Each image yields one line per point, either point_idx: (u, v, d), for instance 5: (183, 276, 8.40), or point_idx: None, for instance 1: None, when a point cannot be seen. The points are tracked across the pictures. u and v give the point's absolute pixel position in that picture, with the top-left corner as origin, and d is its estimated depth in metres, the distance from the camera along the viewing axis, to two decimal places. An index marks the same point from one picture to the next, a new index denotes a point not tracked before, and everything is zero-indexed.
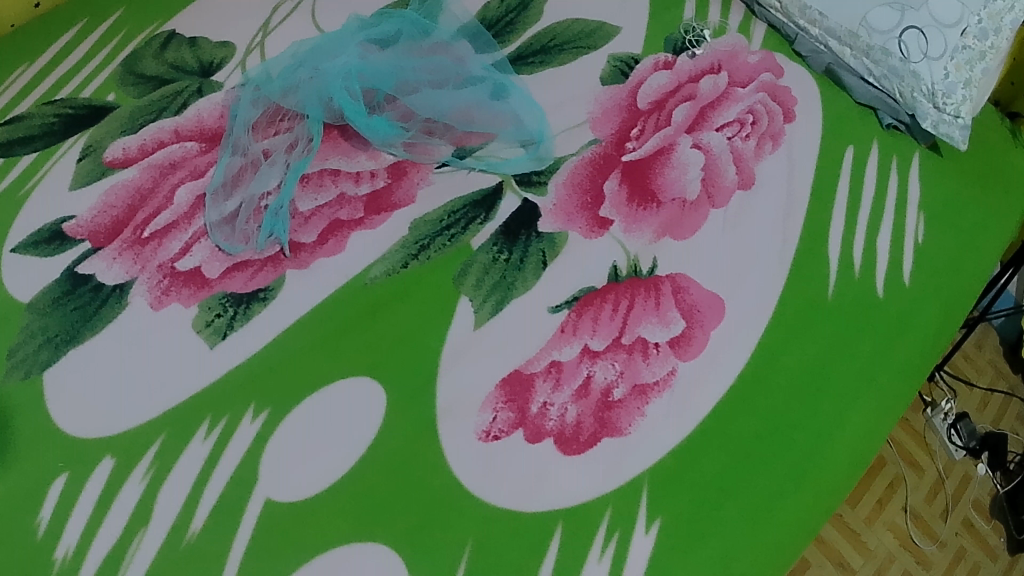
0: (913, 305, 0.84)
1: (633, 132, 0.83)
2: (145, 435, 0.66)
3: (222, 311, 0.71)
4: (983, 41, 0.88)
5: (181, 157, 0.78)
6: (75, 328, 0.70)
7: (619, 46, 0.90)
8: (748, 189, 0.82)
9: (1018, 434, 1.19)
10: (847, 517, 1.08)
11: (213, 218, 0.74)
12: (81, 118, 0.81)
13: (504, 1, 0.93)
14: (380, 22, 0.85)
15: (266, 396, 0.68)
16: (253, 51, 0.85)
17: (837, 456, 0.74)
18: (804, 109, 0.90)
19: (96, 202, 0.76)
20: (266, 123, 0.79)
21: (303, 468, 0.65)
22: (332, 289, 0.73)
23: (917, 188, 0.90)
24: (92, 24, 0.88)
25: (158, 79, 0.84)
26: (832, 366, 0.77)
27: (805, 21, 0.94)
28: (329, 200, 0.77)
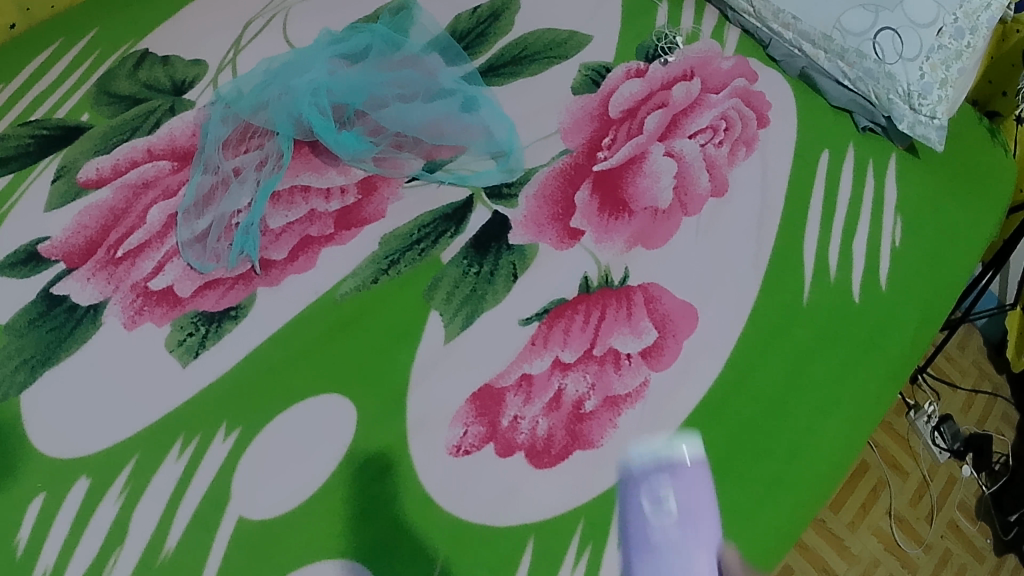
0: (890, 308, 0.83)
1: (605, 141, 0.83)
2: (120, 454, 0.66)
3: (194, 330, 0.71)
4: (960, 40, 0.87)
5: (153, 176, 0.78)
6: (50, 349, 0.70)
7: (591, 55, 0.90)
8: (721, 196, 0.82)
9: (1002, 435, 1.20)
10: (831, 523, 1.08)
11: (185, 236, 0.75)
12: (56, 139, 0.81)
13: (475, 12, 0.93)
14: (350, 37, 0.86)
15: (237, 414, 0.68)
16: (225, 69, 0.86)
17: (816, 462, 0.74)
18: (778, 114, 0.90)
19: (70, 223, 0.76)
20: (237, 140, 0.79)
21: (276, 486, 0.66)
22: (303, 306, 0.73)
23: (894, 190, 0.90)
24: (66, 43, 0.89)
25: (131, 98, 0.84)
26: (808, 373, 0.77)
27: (779, 25, 0.94)
28: (300, 216, 0.77)
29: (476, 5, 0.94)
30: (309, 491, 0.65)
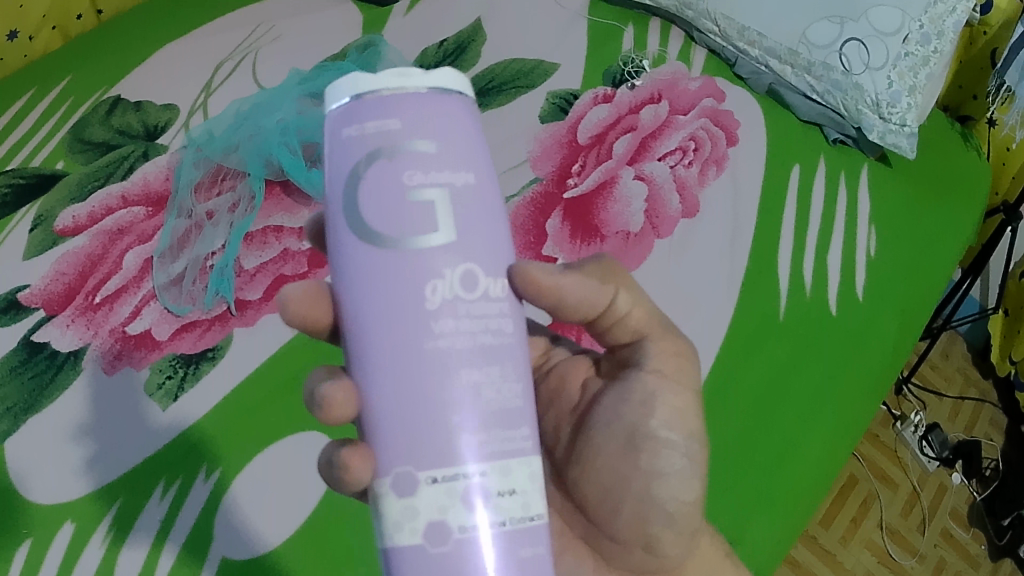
0: (868, 320, 0.84)
1: (574, 167, 0.84)
2: (102, 498, 0.65)
3: (172, 372, 0.71)
4: (926, 47, 0.90)
5: (128, 222, 0.79)
6: (32, 397, 0.69)
7: (558, 83, 0.92)
8: (693, 217, 0.83)
9: (992, 440, 1.21)
10: (821, 538, 1.07)
11: (161, 280, 0.75)
12: (33, 188, 0.82)
13: (441, 46, 0.95)
14: (319, 75, 0.86)
15: (217, 456, 0.68)
16: (197, 112, 0.87)
17: (804, 472, 0.75)
18: (747, 132, 0.91)
19: (48, 271, 0.76)
20: (210, 183, 0.81)
21: (254, 529, 0.65)
22: (278, 346, 0.74)
23: (867, 202, 0.91)
24: (38, 93, 0.90)
25: (105, 145, 0.85)
26: (790, 380, 0.77)
27: (744, 42, 0.95)
28: (273, 256, 0.78)
29: (442, 38, 0.96)
30: (287, 532, 0.65)
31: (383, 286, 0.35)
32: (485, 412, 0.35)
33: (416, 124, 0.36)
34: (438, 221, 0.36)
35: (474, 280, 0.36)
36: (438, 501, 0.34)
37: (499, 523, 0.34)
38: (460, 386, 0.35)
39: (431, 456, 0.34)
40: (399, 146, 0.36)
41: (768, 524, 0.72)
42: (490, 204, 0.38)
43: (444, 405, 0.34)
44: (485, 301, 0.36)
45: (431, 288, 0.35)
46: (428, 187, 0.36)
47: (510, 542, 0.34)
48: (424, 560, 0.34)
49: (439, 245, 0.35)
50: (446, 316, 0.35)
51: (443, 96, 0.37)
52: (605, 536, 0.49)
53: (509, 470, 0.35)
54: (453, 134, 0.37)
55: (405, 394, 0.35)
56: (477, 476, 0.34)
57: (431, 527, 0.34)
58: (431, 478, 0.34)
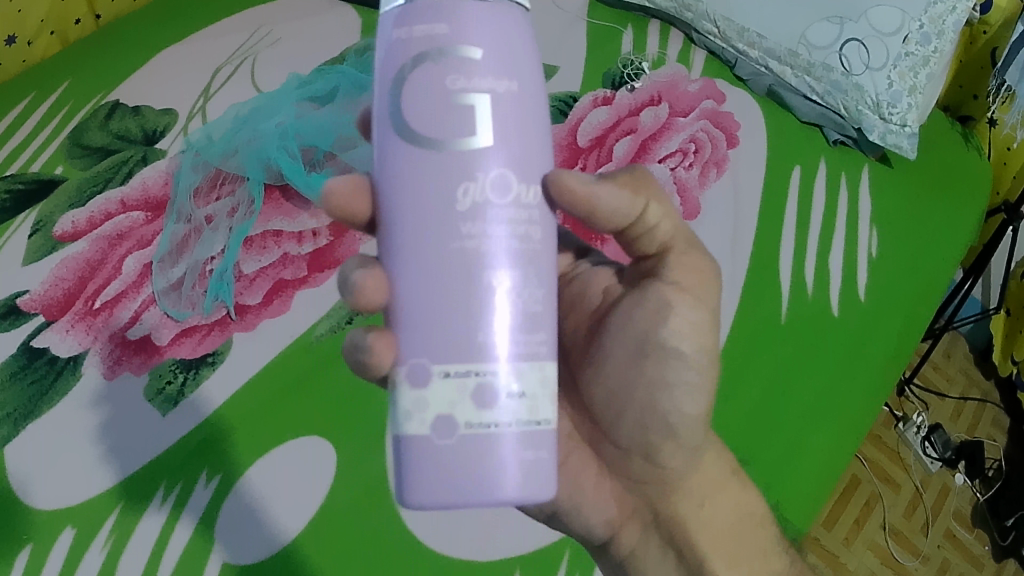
0: (869, 321, 0.83)
1: (574, 170, 0.84)
2: (102, 503, 0.65)
3: (172, 377, 0.71)
4: (926, 46, 0.90)
5: (127, 227, 0.79)
6: (31, 403, 0.68)
7: (558, 86, 0.92)
8: (693, 219, 0.83)
9: (995, 439, 1.21)
10: (824, 540, 1.07)
11: (160, 284, 0.75)
12: (32, 193, 0.81)
13: None
14: (317, 79, 0.87)
15: (217, 459, 0.67)
16: (195, 117, 0.87)
17: (809, 467, 0.75)
18: (747, 133, 0.91)
19: (47, 276, 0.75)
20: (209, 187, 0.81)
21: (255, 535, 0.65)
22: (277, 350, 0.73)
23: (868, 202, 0.90)
24: (37, 98, 0.89)
25: (104, 150, 0.85)
26: (800, 380, 0.77)
27: (744, 44, 0.95)
28: (273, 261, 0.78)
29: None
30: (295, 530, 0.65)
31: (415, 187, 0.37)
32: (503, 314, 0.38)
33: (462, 31, 0.38)
34: (476, 123, 0.37)
35: (505, 185, 0.38)
36: (451, 394, 0.37)
37: (504, 423, 0.37)
38: (482, 288, 0.37)
39: (449, 351, 0.37)
40: (444, 51, 0.37)
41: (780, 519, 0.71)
42: (527, 113, 0.39)
43: (465, 303, 0.37)
44: (514, 207, 0.38)
45: (462, 190, 0.37)
46: (468, 92, 0.37)
47: (511, 443, 0.37)
48: (431, 449, 0.37)
49: (475, 146, 0.37)
50: (474, 218, 0.37)
51: (494, 7, 0.38)
52: (607, 441, 0.51)
53: (519, 374, 0.38)
54: (498, 43, 0.38)
55: (430, 289, 0.37)
56: (487, 376, 0.37)
57: (440, 420, 0.37)
58: (445, 372, 0.37)
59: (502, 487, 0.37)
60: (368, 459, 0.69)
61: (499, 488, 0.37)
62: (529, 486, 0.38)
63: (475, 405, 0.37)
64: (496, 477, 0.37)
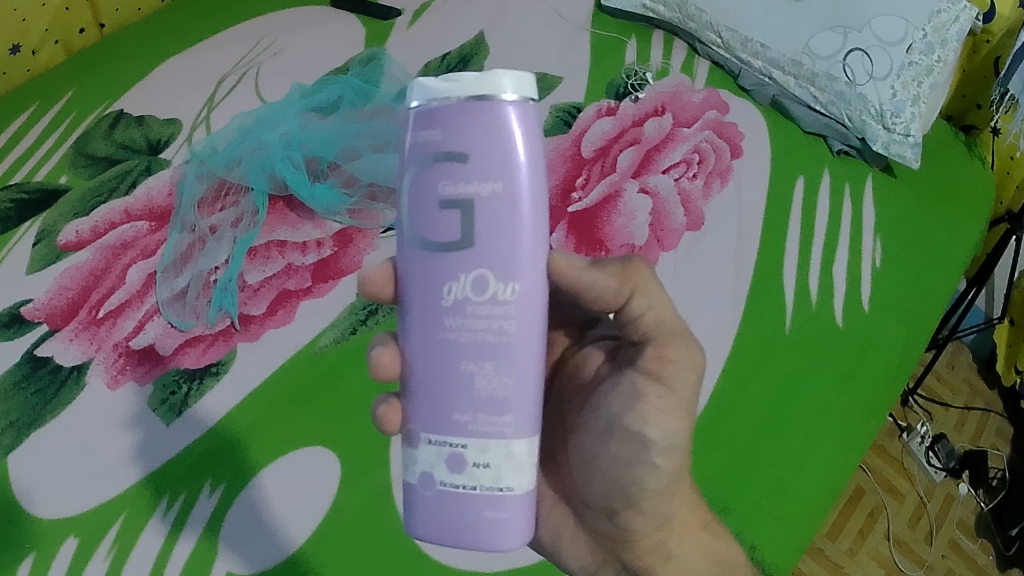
0: (875, 331, 0.83)
1: (578, 181, 0.84)
2: (107, 512, 0.65)
3: (176, 388, 0.71)
4: (930, 55, 0.90)
5: (132, 236, 0.79)
6: (35, 412, 0.68)
7: (561, 97, 0.92)
8: (697, 229, 0.83)
9: (998, 449, 1.21)
10: (829, 550, 1.06)
11: (164, 295, 0.75)
12: (36, 203, 0.81)
13: (443, 60, 0.95)
14: (321, 89, 0.88)
15: (222, 469, 0.67)
16: (199, 127, 0.87)
17: (806, 495, 0.73)
18: (751, 143, 0.91)
19: (51, 285, 0.75)
20: (212, 199, 0.80)
21: (260, 545, 0.65)
22: (283, 359, 0.73)
23: (871, 212, 0.90)
24: (41, 108, 0.89)
25: (108, 159, 0.85)
26: (794, 405, 0.76)
27: (748, 54, 0.95)
28: (277, 271, 0.78)
29: (445, 52, 0.96)
30: (306, 537, 0.65)
31: (411, 276, 0.40)
32: (478, 398, 0.39)
33: (456, 138, 0.38)
34: (461, 229, 0.39)
35: (482, 285, 0.39)
36: (430, 457, 0.40)
37: (473, 488, 0.39)
38: (461, 372, 0.39)
39: (431, 418, 0.40)
40: (439, 160, 0.38)
41: (779, 528, 0.70)
42: (517, 214, 0.39)
43: (448, 386, 0.39)
44: (494, 304, 0.39)
45: (446, 288, 0.39)
46: (455, 201, 0.38)
47: (475, 505, 0.39)
48: (416, 497, 0.40)
49: (458, 249, 0.39)
50: (456, 313, 0.39)
51: (490, 111, 0.38)
52: (584, 489, 0.49)
53: (487, 447, 0.39)
54: (489, 148, 0.38)
55: (422, 367, 0.40)
56: (460, 446, 0.39)
57: (423, 475, 0.40)
58: (427, 439, 0.40)
59: (469, 538, 0.39)
60: (374, 469, 0.69)
61: (465, 537, 0.39)
62: (493, 541, 0.39)
63: (449, 469, 0.39)
64: (463, 534, 0.39)
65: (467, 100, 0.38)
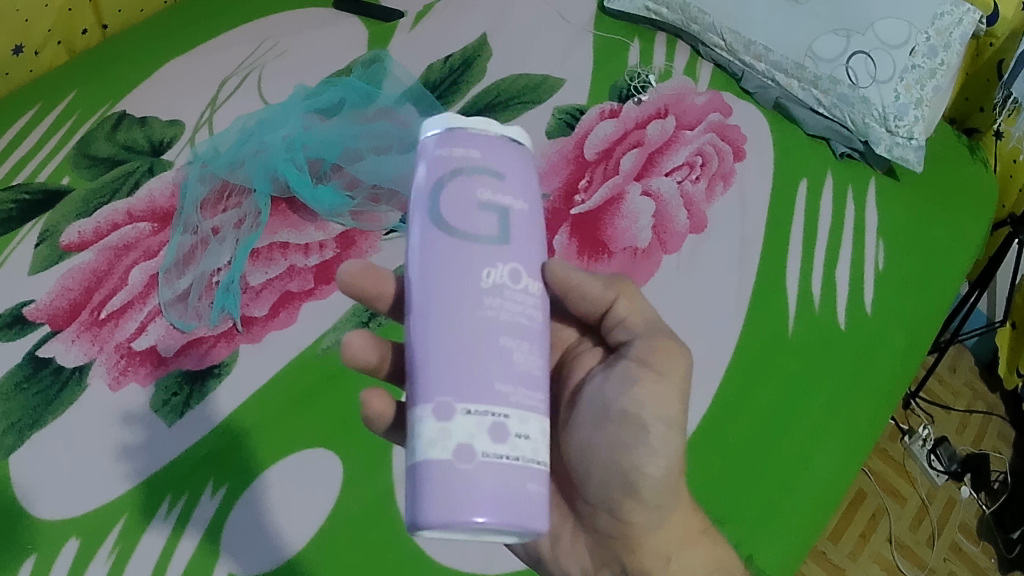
0: (878, 335, 0.83)
1: (581, 183, 0.84)
2: (107, 514, 0.64)
3: (178, 389, 0.70)
4: (933, 58, 0.90)
5: (134, 238, 0.79)
6: (37, 412, 0.68)
7: (564, 99, 0.92)
8: (700, 232, 0.83)
9: (999, 452, 1.21)
10: (830, 553, 1.07)
11: (166, 296, 0.75)
12: (38, 203, 0.81)
13: (446, 62, 0.95)
14: (324, 91, 0.87)
15: (224, 470, 0.67)
16: (202, 128, 0.87)
17: (807, 502, 0.72)
18: (754, 146, 0.91)
19: (53, 286, 0.75)
20: (215, 200, 0.80)
21: (262, 546, 0.65)
22: (286, 361, 0.73)
23: (874, 215, 0.90)
24: (44, 108, 0.89)
25: (111, 160, 0.85)
26: (796, 408, 0.76)
27: (751, 56, 0.95)
28: (279, 273, 0.78)
29: (447, 54, 0.96)
30: (305, 541, 0.65)
31: (443, 262, 0.39)
32: (517, 374, 0.39)
33: (494, 157, 0.42)
34: (498, 227, 0.41)
35: (517, 277, 0.40)
36: (469, 427, 0.37)
37: (516, 458, 0.37)
38: (501, 346, 0.39)
39: (467, 392, 0.37)
40: (477, 170, 0.41)
41: (781, 530, 0.70)
42: (538, 230, 0.43)
43: (486, 359, 0.38)
44: (526, 293, 0.41)
45: (485, 272, 0.39)
46: (493, 204, 0.41)
47: (521, 476, 0.37)
48: (445, 472, 0.36)
49: (496, 243, 0.40)
50: (495, 295, 0.39)
51: (515, 147, 0.43)
52: (579, 496, 0.49)
53: (527, 419, 0.38)
54: (519, 173, 0.43)
55: (455, 343, 0.38)
56: (502, 416, 0.37)
57: (460, 448, 0.36)
58: (465, 408, 0.37)
59: (509, 514, 0.36)
60: (376, 471, 0.69)
61: (504, 512, 0.36)
62: (531, 518, 0.37)
63: (491, 437, 0.37)
64: (507, 509, 0.36)
65: (497, 134, 0.43)
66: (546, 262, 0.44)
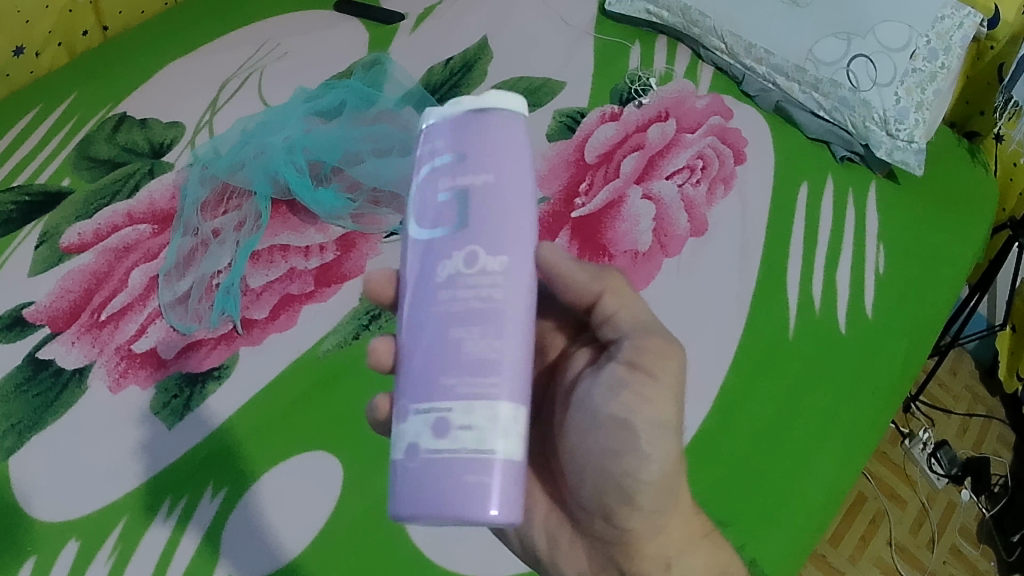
0: (879, 338, 0.82)
1: (581, 187, 0.84)
2: (107, 516, 0.64)
3: (178, 392, 0.70)
4: (933, 62, 0.90)
5: (135, 239, 0.79)
6: (37, 414, 0.68)
7: (565, 102, 0.92)
8: (701, 235, 0.83)
9: (1000, 456, 1.21)
10: (830, 556, 1.07)
11: (167, 298, 0.75)
12: (38, 205, 0.81)
13: (447, 64, 0.95)
14: (325, 94, 0.88)
15: (223, 473, 0.67)
16: (203, 130, 0.87)
17: (805, 507, 0.72)
18: (754, 149, 0.91)
19: (53, 287, 0.75)
20: (216, 202, 0.80)
21: (261, 549, 0.64)
22: (286, 363, 0.73)
23: (875, 218, 0.90)
24: (44, 110, 0.89)
25: (111, 162, 0.85)
26: (796, 411, 0.76)
27: (752, 60, 0.95)
28: (279, 275, 0.78)
29: (448, 56, 0.96)
30: (303, 545, 0.65)
31: (411, 265, 0.41)
32: (467, 361, 0.38)
33: (455, 142, 0.41)
34: (456, 215, 0.41)
35: (471, 260, 0.40)
36: (418, 427, 0.38)
37: (457, 451, 0.37)
38: (453, 336, 0.39)
39: (419, 388, 0.39)
40: (438, 163, 0.42)
41: (782, 534, 0.70)
42: (506, 201, 0.41)
43: (439, 353, 0.39)
44: (483, 275, 0.39)
45: (439, 266, 0.40)
46: (451, 192, 0.41)
47: (459, 468, 0.37)
48: (402, 471, 0.38)
49: (452, 231, 0.40)
50: (448, 286, 0.40)
51: (482, 121, 0.41)
52: (578, 502, 0.49)
53: (472, 409, 0.38)
54: (483, 147, 0.41)
55: (416, 340, 0.40)
56: (446, 410, 0.38)
57: (409, 447, 0.38)
58: (416, 408, 0.39)
59: (451, 506, 0.37)
60: (376, 473, 0.68)
61: (446, 506, 0.37)
62: (474, 509, 0.36)
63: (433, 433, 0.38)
64: (448, 501, 0.37)
65: (463, 115, 0.42)
66: (522, 233, 0.41)
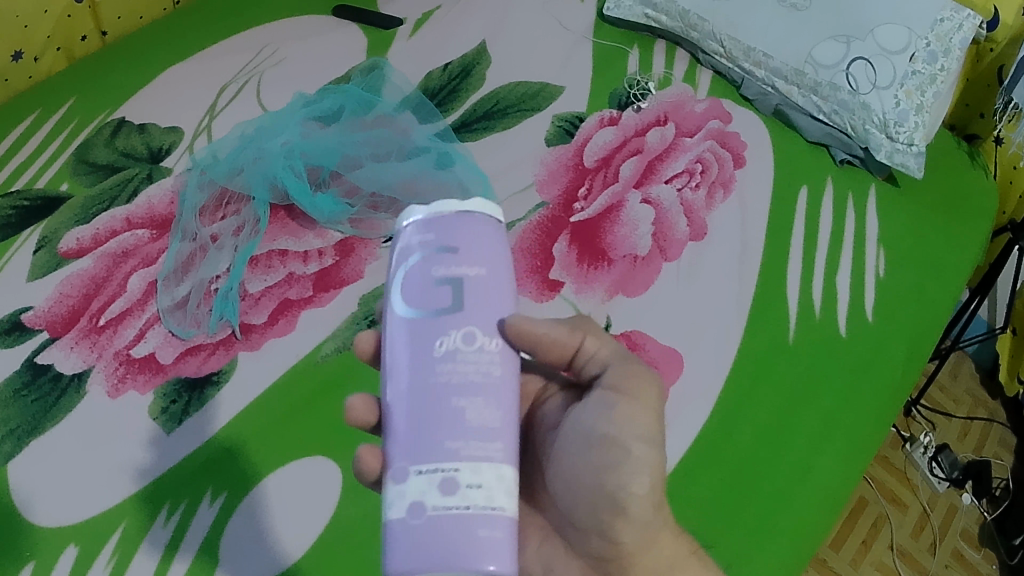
0: (879, 343, 0.82)
1: (580, 192, 0.84)
2: (107, 521, 0.64)
3: (176, 397, 0.70)
4: (933, 64, 0.90)
5: (133, 244, 0.78)
6: (35, 419, 0.68)
7: (564, 106, 0.92)
8: (700, 240, 0.83)
9: (1000, 459, 1.20)
10: (831, 560, 1.07)
11: (165, 303, 0.74)
12: (37, 209, 0.81)
13: (446, 69, 0.95)
14: (323, 99, 0.88)
15: (221, 478, 0.67)
16: (201, 135, 0.87)
17: (803, 515, 0.71)
18: (754, 152, 0.91)
19: (52, 292, 0.75)
20: (214, 208, 0.80)
21: (259, 554, 0.64)
22: (285, 369, 0.73)
23: (875, 221, 0.90)
24: (43, 114, 0.89)
25: (110, 167, 0.85)
26: (796, 416, 0.75)
27: (751, 63, 0.95)
28: (278, 280, 0.78)
29: (447, 61, 0.96)
30: (301, 549, 0.64)
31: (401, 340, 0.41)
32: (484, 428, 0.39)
33: (453, 233, 0.42)
34: (452, 296, 0.41)
35: (471, 339, 0.40)
36: (423, 486, 0.38)
37: (465, 508, 0.37)
38: (453, 409, 0.39)
39: (422, 454, 0.38)
40: (433, 249, 0.42)
41: (784, 539, 0.69)
42: (497, 288, 0.42)
43: (439, 420, 0.39)
44: (482, 352, 0.40)
45: (438, 341, 0.40)
46: (447, 277, 0.41)
47: (471, 524, 0.37)
48: (407, 533, 0.37)
49: (447, 312, 0.40)
50: (447, 362, 0.39)
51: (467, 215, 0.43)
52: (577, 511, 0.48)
53: (480, 469, 0.38)
54: (476, 241, 0.42)
55: (412, 409, 0.39)
56: (451, 471, 0.38)
57: (413, 506, 0.37)
58: (417, 470, 0.38)
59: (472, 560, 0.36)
60: None
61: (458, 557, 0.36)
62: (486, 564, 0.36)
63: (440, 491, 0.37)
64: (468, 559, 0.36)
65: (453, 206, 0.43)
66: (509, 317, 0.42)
